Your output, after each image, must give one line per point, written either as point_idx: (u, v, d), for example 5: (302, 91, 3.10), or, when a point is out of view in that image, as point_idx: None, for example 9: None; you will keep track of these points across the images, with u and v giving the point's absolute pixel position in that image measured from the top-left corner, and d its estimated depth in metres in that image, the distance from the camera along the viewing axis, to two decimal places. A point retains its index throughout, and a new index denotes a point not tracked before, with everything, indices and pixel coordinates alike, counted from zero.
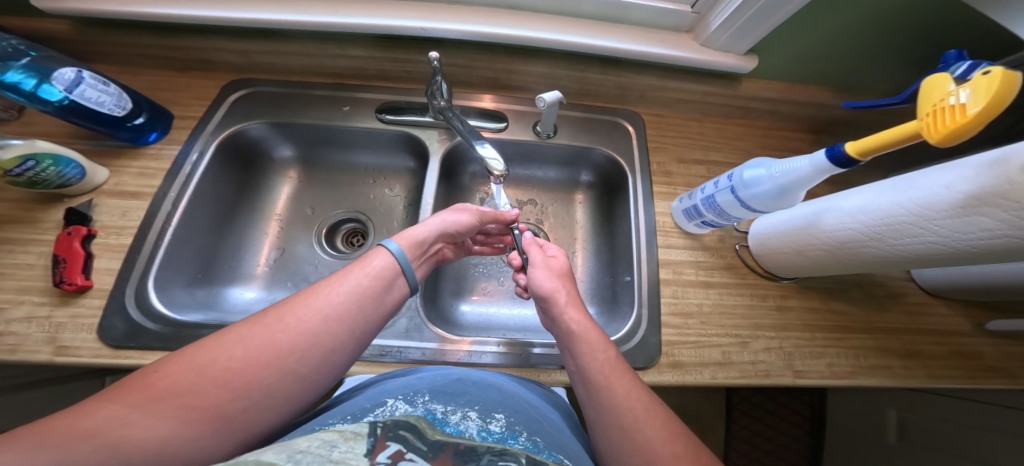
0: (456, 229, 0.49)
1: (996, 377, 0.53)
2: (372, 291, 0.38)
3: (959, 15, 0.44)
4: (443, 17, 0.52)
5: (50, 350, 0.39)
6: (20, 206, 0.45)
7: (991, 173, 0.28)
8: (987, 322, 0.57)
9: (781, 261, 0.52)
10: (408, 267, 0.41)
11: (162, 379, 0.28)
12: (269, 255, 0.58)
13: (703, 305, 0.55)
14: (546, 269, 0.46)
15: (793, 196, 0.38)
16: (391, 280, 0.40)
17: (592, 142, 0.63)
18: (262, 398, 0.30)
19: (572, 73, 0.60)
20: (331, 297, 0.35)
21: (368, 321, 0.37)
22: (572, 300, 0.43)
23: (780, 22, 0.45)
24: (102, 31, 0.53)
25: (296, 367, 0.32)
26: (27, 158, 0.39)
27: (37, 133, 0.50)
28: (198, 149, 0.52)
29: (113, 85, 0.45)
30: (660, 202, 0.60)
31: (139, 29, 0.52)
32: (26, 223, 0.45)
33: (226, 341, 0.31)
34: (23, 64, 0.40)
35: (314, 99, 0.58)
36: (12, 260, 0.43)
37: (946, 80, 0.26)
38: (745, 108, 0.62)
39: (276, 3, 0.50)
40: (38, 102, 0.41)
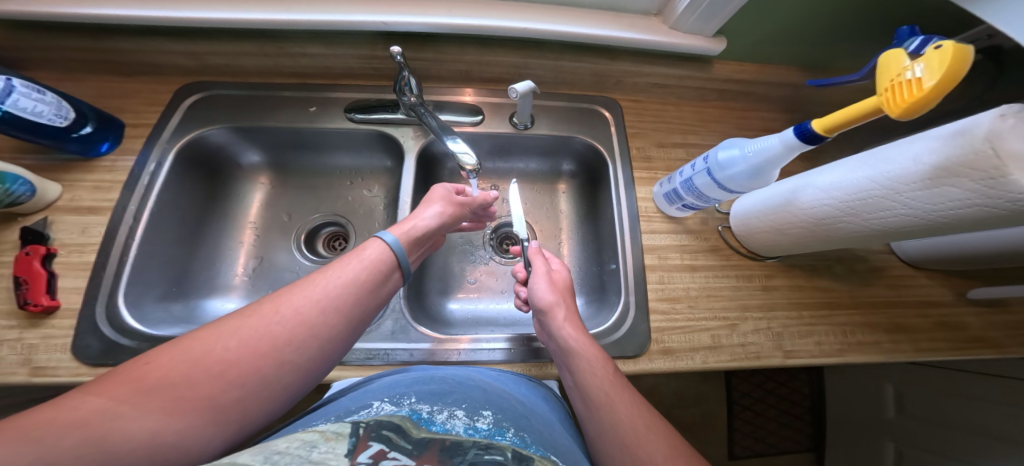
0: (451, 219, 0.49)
1: (980, 347, 0.54)
2: (368, 283, 0.37)
3: None
4: (406, 9, 0.50)
5: (26, 371, 0.37)
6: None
7: (958, 141, 0.28)
8: (969, 291, 0.57)
9: (765, 241, 0.52)
10: (401, 255, 0.41)
11: (152, 370, 0.27)
12: (247, 264, 0.57)
13: (691, 289, 0.55)
14: (546, 284, 0.46)
15: (768, 175, 0.38)
16: (386, 272, 0.39)
17: (571, 131, 0.62)
18: (258, 388, 0.29)
19: (542, 61, 0.58)
20: (328, 287, 0.35)
21: (365, 311, 0.36)
22: (570, 315, 0.43)
23: (745, 1, 0.44)
24: (42, 38, 0.50)
25: (293, 357, 0.31)
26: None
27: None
28: (155, 159, 0.50)
29: (49, 93, 0.43)
30: (641, 188, 0.59)
31: (78, 31, 0.50)
32: None
33: (221, 332, 0.30)
34: None
35: (281, 101, 0.56)
36: None
37: (901, 54, 0.26)
38: (721, 90, 0.61)
39: (226, 2, 0.48)
40: None
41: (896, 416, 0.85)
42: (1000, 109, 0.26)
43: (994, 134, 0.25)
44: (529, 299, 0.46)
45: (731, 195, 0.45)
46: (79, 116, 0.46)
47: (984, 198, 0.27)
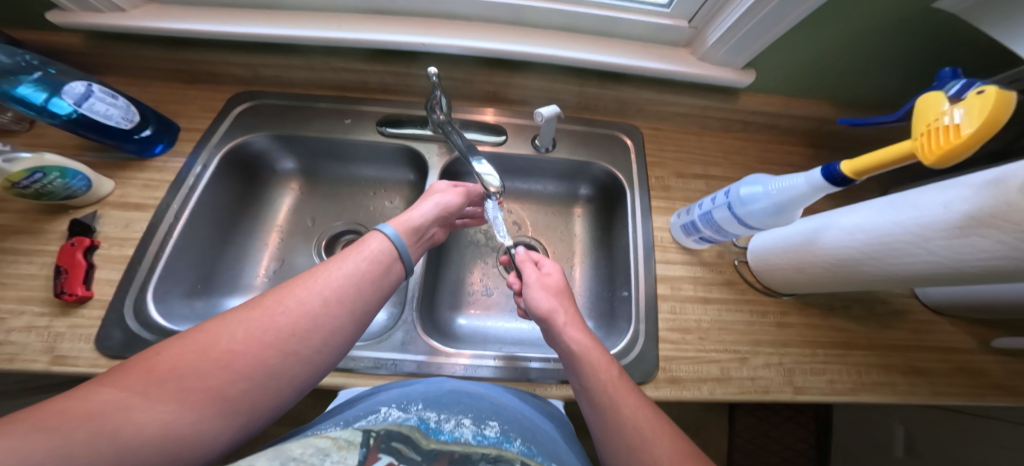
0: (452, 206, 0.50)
1: (1002, 395, 0.52)
2: (371, 273, 0.37)
3: (959, 31, 0.44)
4: (444, 32, 0.53)
5: (47, 359, 0.39)
6: (26, 217, 0.46)
7: (992, 190, 0.28)
8: (994, 339, 0.56)
9: (782, 277, 0.52)
10: (402, 247, 0.42)
11: (161, 364, 0.27)
12: (268, 266, 0.59)
13: (702, 321, 0.54)
14: (542, 290, 0.46)
15: (792, 213, 0.38)
16: (389, 263, 0.39)
17: (591, 156, 0.63)
18: (265, 379, 0.29)
19: (570, 87, 0.60)
20: (332, 278, 0.35)
21: (369, 300, 0.36)
22: (571, 318, 0.43)
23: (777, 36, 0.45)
24: (110, 40, 0.54)
25: (299, 348, 0.31)
26: (35, 170, 0.40)
27: (47, 144, 0.51)
28: (202, 162, 0.53)
29: (121, 98, 0.46)
30: (658, 217, 0.60)
31: (153, 41, 0.54)
32: (31, 234, 0.45)
33: (227, 323, 0.30)
34: (37, 78, 0.42)
35: (317, 112, 0.59)
36: (14, 270, 0.43)
37: (941, 98, 0.26)
38: (744, 122, 0.62)
39: (281, 19, 0.52)
40: (47, 116, 0.42)
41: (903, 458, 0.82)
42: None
43: None
44: (527, 310, 0.46)
45: (749, 231, 0.45)
46: (142, 120, 0.49)
47: (1016, 251, 0.27)
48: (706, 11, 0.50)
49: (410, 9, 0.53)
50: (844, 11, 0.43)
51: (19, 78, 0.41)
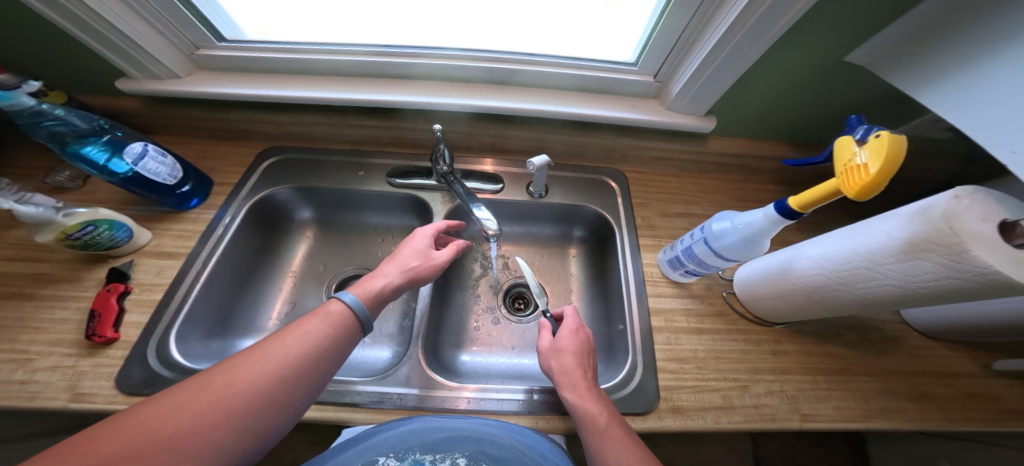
0: (415, 275, 0.50)
1: (1018, 419, 0.53)
2: (326, 343, 0.39)
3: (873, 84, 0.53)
4: (448, 94, 0.61)
5: (67, 396, 0.41)
6: (69, 265, 0.51)
7: (921, 220, 0.33)
8: (994, 362, 0.57)
9: (768, 306, 0.55)
10: (362, 312, 0.42)
11: (92, 451, 0.28)
12: (281, 309, 0.62)
13: (698, 351, 0.57)
14: (552, 353, 0.51)
15: (760, 244, 0.42)
16: (346, 329, 0.41)
17: (581, 200, 0.69)
18: (210, 458, 0.31)
19: (561, 138, 0.68)
20: (285, 351, 0.37)
21: (322, 370, 0.38)
22: (575, 380, 0.47)
23: (729, 84, 0.52)
24: (156, 107, 0.62)
25: (248, 426, 0.33)
26: (88, 223, 0.45)
27: (93, 199, 0.57)
28: (230, 213, 0.59)
29: (169, 157, 0.53)
30: (647, 253, 0.64)
31: (195, 106, 0.62)
32: (71, 281, 0.49)
33: (173, 404, 0.31)
34: (106, 140, 0.49)
35: (332, 165, 0.66)
36: (51, 315, 0.47)
37: (849, 142, 0.32)
38: (717, 163, 0.69)
39: (308, 84, 0.60)
40: (107, 174, 0.49)
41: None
42: (953, 191, 0.31)
43: (950, 214, 0.30)
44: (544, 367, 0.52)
45: (729, 264, 0.49)
46: (183, 176, 0.55)
47: (954, 271, 0.31)
48: (668, 66, 0.58)
49: (421, 75, 0.62)
50: (779, 65, 0.51)
51: (91, 140, 0.49)
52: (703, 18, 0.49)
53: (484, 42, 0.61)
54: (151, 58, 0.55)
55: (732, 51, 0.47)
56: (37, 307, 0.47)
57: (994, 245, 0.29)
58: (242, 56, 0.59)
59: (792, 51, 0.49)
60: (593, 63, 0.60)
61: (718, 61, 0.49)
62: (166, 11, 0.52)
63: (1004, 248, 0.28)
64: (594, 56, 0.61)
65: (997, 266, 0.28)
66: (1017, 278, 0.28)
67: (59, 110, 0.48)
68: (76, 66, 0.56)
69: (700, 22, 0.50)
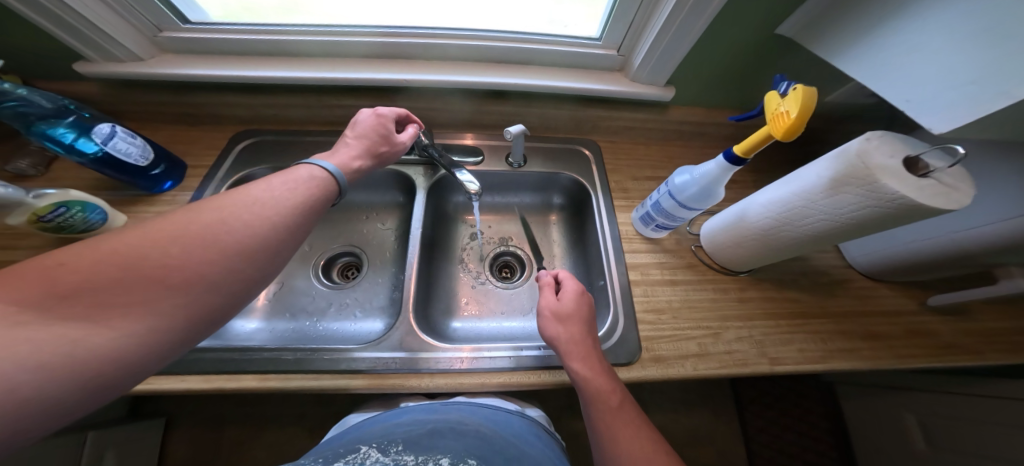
0: (383, 160, 0.55)
1: (955, 352, 0.59)
2: (305, 204, 0.41)
3: (808, 56, 0.57)
4: (421, 71, 0.62)
5: None
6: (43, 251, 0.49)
7: (840, 159, 0.37)
8: (927, 300, 0.64)
9: (731, 255, 0.59)
10: (340, 176, 0.47)
11: (68, 273, 0.28)
12: (269, 289, 0.64)
13: (673, 301, 0.61)
14: (554, 317, 0.51)
15: (714, 193, 0.47)
16: (322, 190, 0.44)
17: (558, 168, 0.72)
18: (207, 292, 0.32)
19: (534, 110, 0.70)
20: (266, 207, 0.38)
21: (304, 224, 0.41)
22: (579, 345, 0.48)
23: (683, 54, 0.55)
24: (121, 92, 0.60)
25: (236, 267, 0.34)
26: (59, 205, 0.44)
27: (63, 185, 0.56)
28: (208, 194, 0.58)
29: (139, 138, 0.52)
30: (621, 214, 0.68)
31: (164, 88, 0.60)
32: None
33: (151, 239, 0.31)
34: (70, 122, 0.48)
35: (308, 145, 0.66)
36: None
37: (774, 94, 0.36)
38: (681, 131, 0.73)
39: (279, 66, 0.60)
40: (76, 154, 0.48)
41: (926, 448, 0.84)
42: (864, 134, 0.36)
43: (862, 153, 0.35)
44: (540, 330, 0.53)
45: (694, 214, 0.53)
46: (156, 158, 0.54)
47: (871, 200, 0.35)
48: (629, 39, 0.60)
49: (403, 54, 0.63)
50: (726, 37, 0.55)
51: (58, 122, 0.48)
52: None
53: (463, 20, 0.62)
54: (116, 42, 0.54)
55: (684, 21, 0.50)
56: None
57: (897, 175, 0.33)
58: (213, 37, 0.58)
59: (739, 20, 0.52)
60: (562, 37, 0.62)
61: (672, 34, 0.52)
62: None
63: (908, 177, 0.33)
64: (564, 30, 0.63)
65: (902, 192, 0.32)
66: (920, 201, 0.32)
67: (20, 91, 0.46)
68: (32, 46, 0.54)
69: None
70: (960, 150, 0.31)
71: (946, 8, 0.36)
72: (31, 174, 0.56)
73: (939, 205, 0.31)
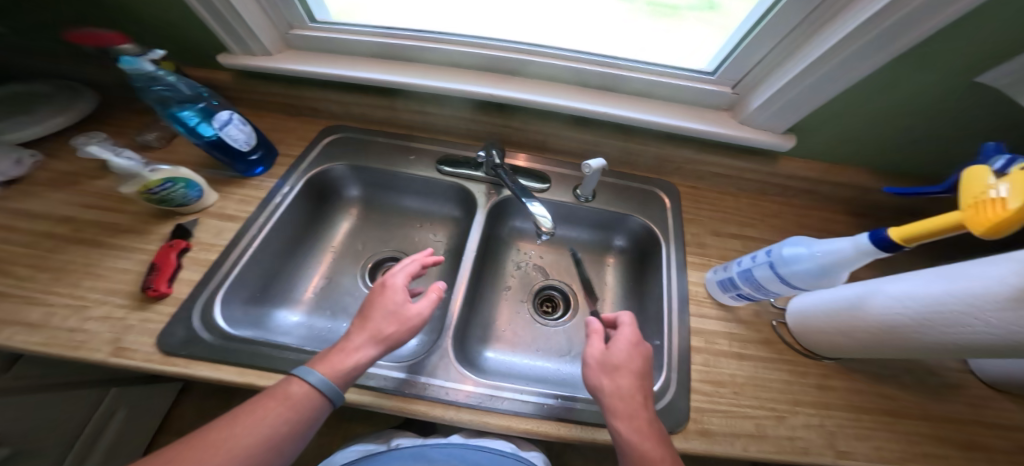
0: (392, 342, 0.43)
1: None
2: (289, 430, 0.36)
3: (992, 111, 0.47)
4: (513, 87, 0.60)
5: (109, 350, 0.40)
6: (142, 218, 0.53)
7: None
8: None
9: (824, 340, 0.51)
10: (329, 390, 0.38)
11: None
12: (317, 283, 0.63)
13: (737, 376, 0.53)
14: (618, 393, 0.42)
15: (835, 275, 0.40)
16: (305, 411, 0.37)
17: (629, 210, 0.67)
18: None
19: (617, 143, 0.66)
20: (239, 443, 0.34)
21: (282, 453, 0.36)
22: (633, 407, 0.41)
23: (821, 101, 0.48)
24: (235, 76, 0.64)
25: None
26: (167, 180, 0.47)
27: (172, 161, 0.59)
28: (290, 184, 0.60)
29: (248, 126, 0.54)
30: (693, 272, 0.61)
31: (273, 81, 0.64)
32: (139, 233, 0.51)
33: None
34: (200, 108, 0.51)
35: (379, 145, 0.67)
36: (115, 263, 0.48)
37: (985, 173, 0.29)
38: (784, 185, 0.65)
39: (381, 67, 0.61)
40: (194, 136, 0.50)
41: None
42: None
43: None
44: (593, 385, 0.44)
45: (792, 291, 0.47)
46: (256, 144, 0.57)
47: None
48: (751, 77, 0.54)
49: (500, 70, 0.62)
50: (887, 83, 0.47)
51: (188, 106, 0.51)
52: (799, 36, 0.47)
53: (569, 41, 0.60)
54: (254, 35, 0.57)
55: (834, 70, 0.44)
56: (101, 255, 0.48)
57: None
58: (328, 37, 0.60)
59: (895, 70, 0.45)
60: (674, 71, 0.57)
61: (815, 78, 0.46)
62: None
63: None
64: (678, 62, 0.58)
65: None
66: None
67: (170, 76, 0.49)
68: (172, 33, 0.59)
69: (799, 37, 0.47)
70: None
71: None
72: (154, 147, 0.61)
73: None
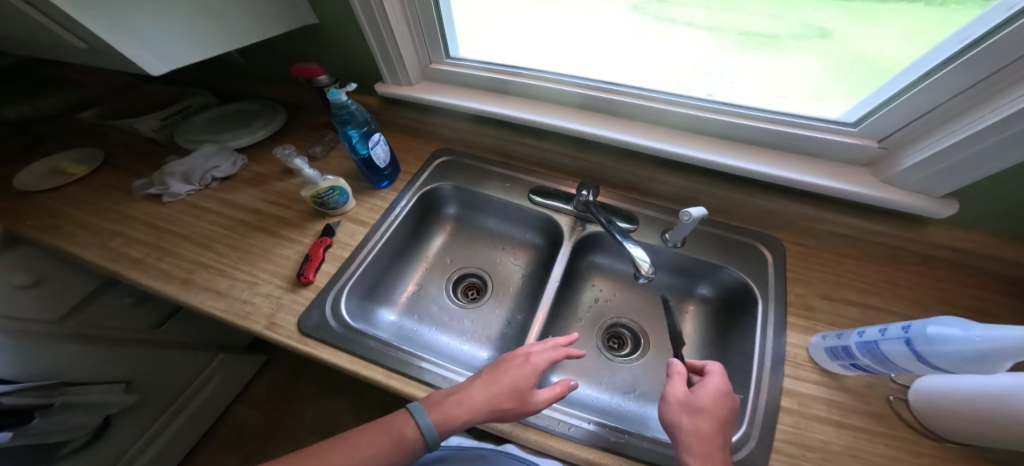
0: (503, 415, 0.42)
1: None
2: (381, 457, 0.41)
3: None
4: (617, 128, 0.65)
5: (265, 323, 0.50)
6: (300, 215, 0.65)
7: None
8: None
9: (954, 426, 0.41)
10: (429, 434, 0.41)
11: None
12: (410, 289, 0.70)
13: (831, 444, 0.46)
14: (686, 423, 0.41)
15: (1000, 364, 0.34)
16: (405, 447, 0.42)
17: (724, 261, 0.64)
18: None
19: (715, 190, 0.66)
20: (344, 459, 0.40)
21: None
22: (709, 455, 0.38)
23: (1001, 167, 0.43)
24: (384, 105, 0.79)
25: None
26: (330, 188, 0.58)
27: (326, 170, 0.72)
28: (407, 198, 0.68)
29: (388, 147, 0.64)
30: (795, 334, 0.56)
31: (408, 106, 0.76)
32: (298, 228, 0.62)
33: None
34: (365, 131, 0.60)
35: (490, 174, 0.74)
36: (280, 251, 0.59)
37: None
38: (926, 255, 0.58)
39: (503, 103, 0.70)
40: (353, 152, 0.61)
41: None
42: None
43: None
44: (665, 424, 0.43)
45: (926, 371, 0.41)
46: (390, 162, 0.66)
47: None
48: (903, 134, 0.49)
49: (615, 109, 0.66)
50: None
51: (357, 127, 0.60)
52: (960, 104, 0.43)
53: (687, 86, 0.62)
54: (402, 68, 0.70)
55: (1015, 138, 0.39)
56: (275, 243, 0.60)
57: None
58: (462, 72, 0.70)
59: None
60: (803, 120, 0.55)
61: (991, 141, 0.41)
62: (426, 30, 0.65)
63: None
64: (806, 110, 0.56)
65: None
66: None
67: (354, 104, 0.58)
68: (353, 65, 0.76)
69: (965, 103, 0.43)
70: None
71: None
72: (318, 158, 0.75)
73: None
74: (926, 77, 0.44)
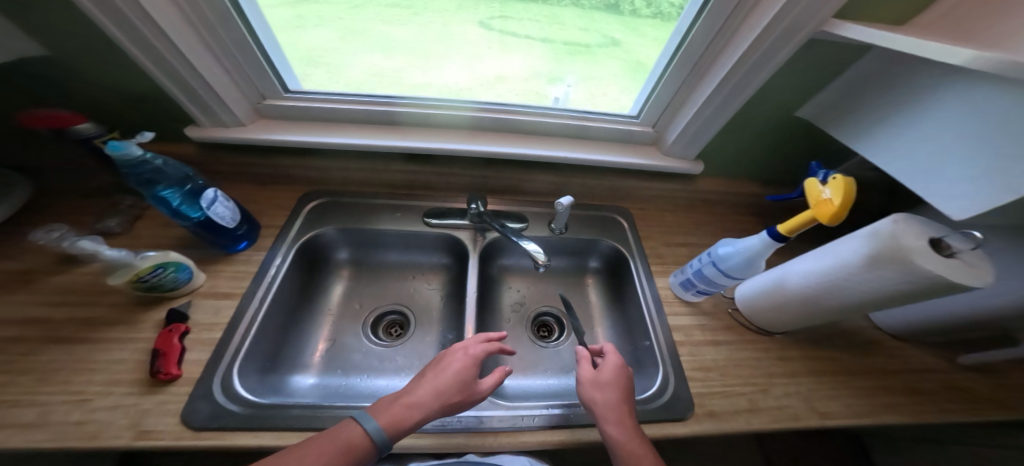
0: (451, 407, 0.44)
1: (992, 408, 0.58)
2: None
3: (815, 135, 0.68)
4: (483, 140, 0.71)
5: (131, 434, 0.42)
6: (124, 308, 0.53)
7: (874, 238, 0.42)
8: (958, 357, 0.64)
9: (767, 319, 0.62)
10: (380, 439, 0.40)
11: None
12: (322, 346, 0.66)
13: (718, 360, 0.61)
14: (592, 384, 0.50)
15: (757, 265, 0.52)
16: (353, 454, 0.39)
17: (599, 235, 0.77)
18: None
19: (570, 181, 0.78)
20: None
21: None
22: (621, 416, 0.46)
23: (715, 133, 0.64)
24: (210, 152, 0.68)
25: None
26: (158, 266, 0.49)
27: (151, 246, 0.61)
28: (280, 255, 0.63)
29: (230, 201, 0.58)
30: (659, 279, 0.71)
31: (255, 151, 0.70)
32: (127, 324, 0.52)
33: None
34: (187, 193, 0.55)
35: (376, 206, 0.73)
36: (106, 357, 0.48)
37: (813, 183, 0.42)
38: (706, 199, 0.81)
39: (355, 131, 0.69)
40: (181, 218, 0.54)
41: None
42: (892, 217, 0.41)
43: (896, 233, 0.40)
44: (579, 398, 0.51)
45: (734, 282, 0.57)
46: (241, 219, 0.60)
47: (908, 277, 0.39)
48: (665, 117, 0.69)
49: (470, 126, 0.72)
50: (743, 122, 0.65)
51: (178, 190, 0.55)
52: (682, 95, 0.64)
53: (524, 94, 0.72)
54: (227, 108, 0.62)
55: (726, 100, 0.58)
56: (90, 350, 0.48)
57: (928, 255, 0.38)
58: (305, 106, 0.67)
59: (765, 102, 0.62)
60: (603, 117, 0.71)
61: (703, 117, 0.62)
62: (247, 65, 0.60)
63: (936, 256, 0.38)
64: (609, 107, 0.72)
65: (936, 270, 0.37)
66: (954, 278, 0.37)
67: (160, 162, 0.53)
68: (144, 114, 0.62)
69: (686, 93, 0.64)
70: (981, 235, 0.37)
71: (938, 101, 0.45)
72: (115, 232, 0.62)
73: (965, 281, 0.37)
74: (656, 79, 0.64)
